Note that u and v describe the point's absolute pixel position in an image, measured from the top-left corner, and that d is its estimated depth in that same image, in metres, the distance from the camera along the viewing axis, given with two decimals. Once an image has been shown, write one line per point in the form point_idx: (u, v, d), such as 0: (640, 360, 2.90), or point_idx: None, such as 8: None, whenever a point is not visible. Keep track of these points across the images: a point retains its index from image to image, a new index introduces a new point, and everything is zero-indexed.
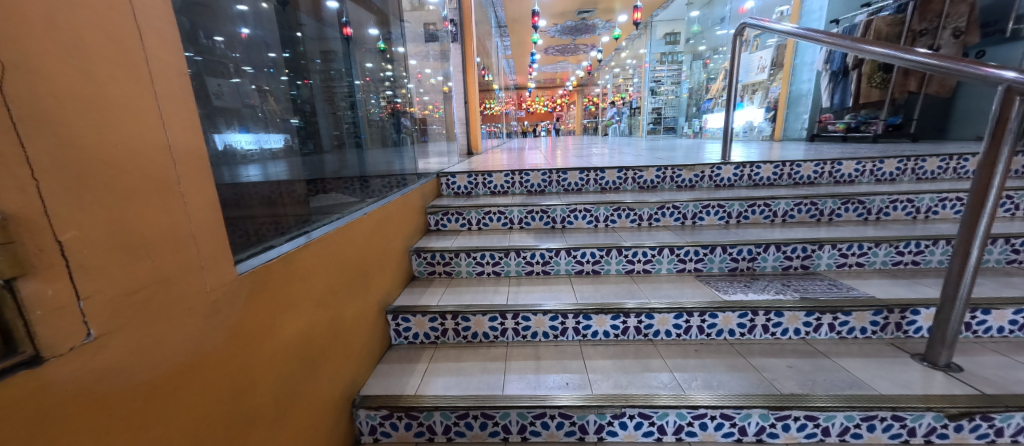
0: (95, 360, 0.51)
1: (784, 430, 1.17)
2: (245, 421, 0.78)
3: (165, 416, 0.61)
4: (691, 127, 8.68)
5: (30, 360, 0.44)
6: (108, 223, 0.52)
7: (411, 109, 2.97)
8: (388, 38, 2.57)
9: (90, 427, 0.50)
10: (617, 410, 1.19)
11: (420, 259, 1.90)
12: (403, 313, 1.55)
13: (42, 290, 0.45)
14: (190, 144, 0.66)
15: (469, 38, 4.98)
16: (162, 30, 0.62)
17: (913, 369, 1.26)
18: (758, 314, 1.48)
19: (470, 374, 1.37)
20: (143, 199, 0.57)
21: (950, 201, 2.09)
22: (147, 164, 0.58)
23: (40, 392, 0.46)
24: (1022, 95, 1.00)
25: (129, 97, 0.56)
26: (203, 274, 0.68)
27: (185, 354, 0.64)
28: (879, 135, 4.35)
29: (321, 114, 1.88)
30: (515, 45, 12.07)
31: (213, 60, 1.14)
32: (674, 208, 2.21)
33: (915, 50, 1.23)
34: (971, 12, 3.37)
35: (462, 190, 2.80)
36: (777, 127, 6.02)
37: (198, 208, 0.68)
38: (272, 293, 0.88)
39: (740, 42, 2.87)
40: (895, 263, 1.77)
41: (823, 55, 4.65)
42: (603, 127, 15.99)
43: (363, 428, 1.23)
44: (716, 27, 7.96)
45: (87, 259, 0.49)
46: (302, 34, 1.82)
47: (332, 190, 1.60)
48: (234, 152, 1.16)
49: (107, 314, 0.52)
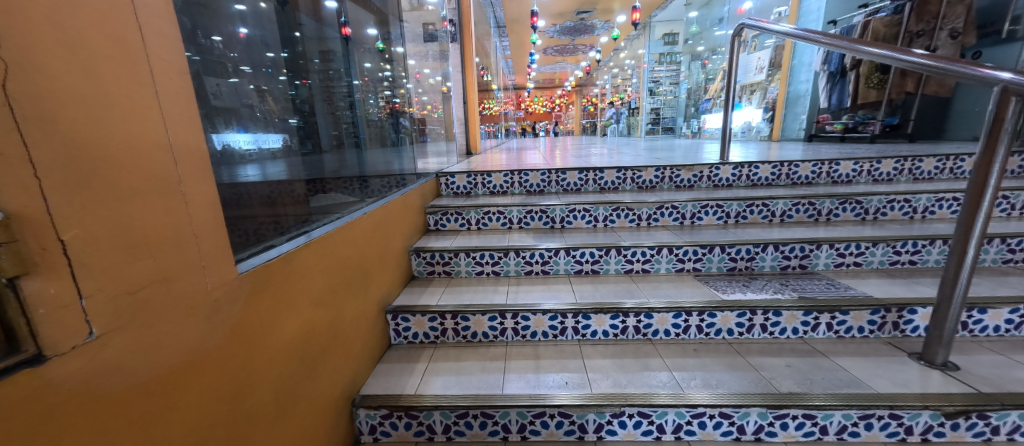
0: (96, 359, 0.51)
1: (783, 428, 1.17)
2: (245, 421, 0.78)
3: (166, 416, 0.61)
4: (690, 127, 8.68)
5: (33, 359, 0.44)
6: (110, 223, 0.52)
7: (410, 108, 2.97)
8: (388, 38, 2.58)
9: (90, 427, 0.50)
10: (617, 409, 1.19)
11: (419, 258, 1.90)
12: (403, 313, 1.55)
13: (44, 289, 0.45)
14: (191, 143, 0.66)
15: (469, 38, 4.99)
16: (164, 29, 0.62)
17: (911, 368, 1.27)
18: (757, 313, 1.48)
19: (469, 374, 1.37)
20: (144, 197, 0.57)
21: (947, 201, 2.11)
22: (149, 163, 0.58)
23: (44, 389, 0.46)
24: (1018, 95, 1.01)
25: (130, 96, 0.56)
26: (204, 273, 0.68)
27: (187, 353, 0.64)
28: (877, 135, 4.37)
29: (320, 114, 1.88)
30: (514, 45, 12.11)
31: (212, 60, 1.14)
32: (673, 208, 2.22)
33: (913, 50, 1.24)
34: (968, 13, 3.40)
35: (461, 190, 2.81)
36: (775, 127, 6.04)
37: (200, 206, 0.68)
38: (272, 293, 0.88)
39: (739, 42, 2.87)
40: (892, 263, 1.78)
41: (821, 56, 4.67)
42: (602, 127, 16.03)
43: (363, 428, 1.23)
44: (715, 27, 7.97)
45: (89, 257, 0.49)
46: (301, 33, 1.82)
47: (332, 190, 1.61)
48: (233, 152, 1.16)
49: (109, 313, 0.52)
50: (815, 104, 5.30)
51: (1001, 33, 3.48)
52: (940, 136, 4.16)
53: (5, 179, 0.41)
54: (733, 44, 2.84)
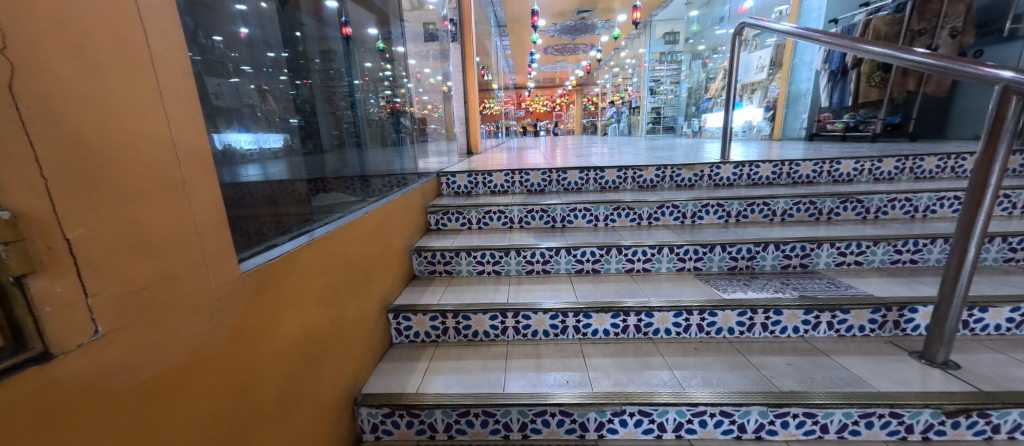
0: (101, 358, 0.51)
1: (783, 426, 1.18)
2: (248, 420, 0.79)
3: (168, 416, 0.61)
4: (691, 127, 8.67)
5: (39, 357, 0.45)
6: (116, 222, 0.53)
7: (411, 108, 2.97)
8: (388, 38, 2.58)
9: (94, 425, 0.51)
10: (618, 407, 1.20)
11: (420, 257, 1.91)
12: (404, 312, 1.55)
13: (50, 288, 0.46)
14: (194, 143, 0.66)
15: (468, 37, 4.99)
16: (167, 30, 0.62)
17: (912, 366, 1.27)
18: (757, 312, 1.48)
19: (470, 373, 1.37)
20: (149, 197, 0.57)
21: (948, 200, 2.11)
22: (154, 163, 0.58)
23: (51, 387, 0.46)
24: (1019, 94, 1.01)
25: (134, 97, 0.56)
26: (208, 272, 0.68)
27: (190, 352, 0.65)
28: (878, 135, 4.36)
29: (321, 113, 1.88)
30: (514, 45, 12.12)
31: (213, 60, 1.15)
32: (673, 207, 2.22)
33: (914, 50, 1.24)
34: (969, 11, 3.39)
35: (463, 189, 2.81)
36: (776, 126, 6.04)
37: (204, 205, 0.68)
38: (274, 292, 0.88)
39: (739, 41, 2.87)
40: (893, 262, 1.78)
41: (822, 55, 4.66)
42: (603, 126, 16.05)
43: (364, 426, 1.24)
44: (715, 27, 7.97)
45: (96, 257, 0.50)
46: (302, 33, 1.83)
47: (333, 190, 1.61)
48: (234, 152, 1.16)
49: (114, 311, 0.52)
50: (816, 103, 5.30)
51: (1002, 32, 3.48)
52: (941, 135, 4.15)
53: (11, 179, 0.41)
54: (734, 43, 2.84)
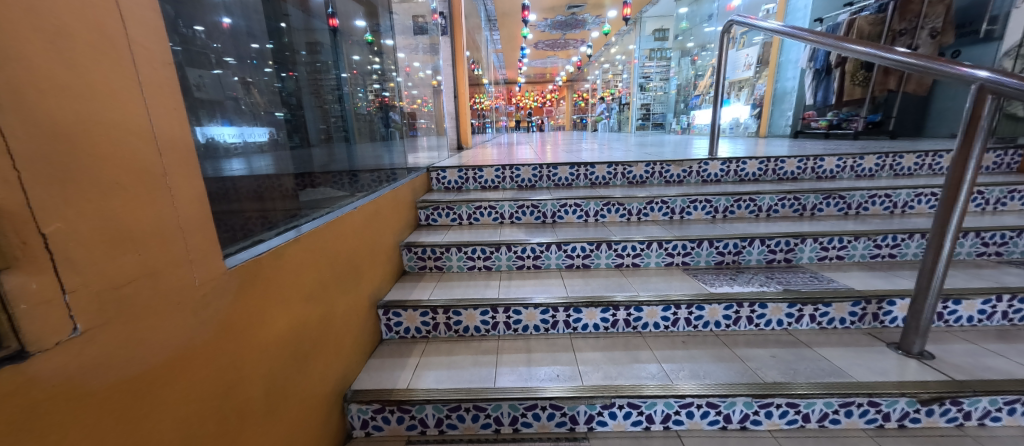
0: (83, 355, 0.46)
1: (767, 417, 1.15)
2: (236, 420, 0.73)
3: (153, 418, 0.56)
4: (680, 123, 8.70)
5: (16, 355, 0.40)
6: (96, 216, 0.48)
7: (399, 102, 2.86)
8: (376, 30, 2.49)
9: (78, 428, 0.46)
10: (607, 400, 1.16)
11: (410, 253, 1.83)
12: (394, 307, 1.49)
13: (25, 284, 0.41)
14: (177, 137, 0.60)
15: (458, 31, 4.92)
16: (147, 18, 0.56)
17: (889, 357, 1.26)
18: (744, 305, 1.47)
19: (461, 368, 1.33)
20: (129, 190, 0.52)
21: (926, 196, 2.13)
22: (134, 150, 0.53)
23: (28, 385, 0.41)
24: (994, 94, 0.99)
25: (113, 83, 0.50)
26: (192, 268, 0.62)
27: (176, 349, 0.59)
28: (860, 132, 4.42)
29: (309, 107, 1.82)
30: (506, 39, 12.06)
31: (194, 51, 1.08)
32: (662, 203, 2.19)
33: (897, 49, 1.22)
34: (947, 12, 3.47)
35: (452, 185, 2.75)
36: (762, 123, 6.15)
37: (188, 199, 0.62)
38: (260, 288, 0.82)
39: (728, 38, 2.82)
40: (873, 256, 1.78)
41: (806, 54, 4.69)
42: (591, 123, 16.06)
43: (354, 422, 1.18)
44: (704, 24, 8.01)
45: (74, 253, 0.45)
46: (287, 24, 1.74)
47: (321, 184, 1.52)
48: (216, 145, 1.10)
49: (94, 308, 0.47)
50: (800, 100, 5.38)
51: (978, 33, 3.55)
52: (920, 133, 4.26)
53: None
54: (721, 42, 2.82)
